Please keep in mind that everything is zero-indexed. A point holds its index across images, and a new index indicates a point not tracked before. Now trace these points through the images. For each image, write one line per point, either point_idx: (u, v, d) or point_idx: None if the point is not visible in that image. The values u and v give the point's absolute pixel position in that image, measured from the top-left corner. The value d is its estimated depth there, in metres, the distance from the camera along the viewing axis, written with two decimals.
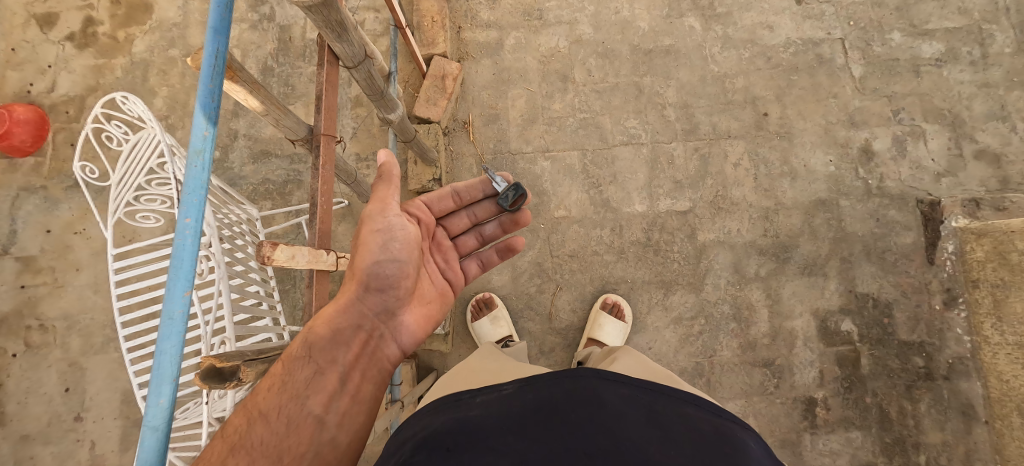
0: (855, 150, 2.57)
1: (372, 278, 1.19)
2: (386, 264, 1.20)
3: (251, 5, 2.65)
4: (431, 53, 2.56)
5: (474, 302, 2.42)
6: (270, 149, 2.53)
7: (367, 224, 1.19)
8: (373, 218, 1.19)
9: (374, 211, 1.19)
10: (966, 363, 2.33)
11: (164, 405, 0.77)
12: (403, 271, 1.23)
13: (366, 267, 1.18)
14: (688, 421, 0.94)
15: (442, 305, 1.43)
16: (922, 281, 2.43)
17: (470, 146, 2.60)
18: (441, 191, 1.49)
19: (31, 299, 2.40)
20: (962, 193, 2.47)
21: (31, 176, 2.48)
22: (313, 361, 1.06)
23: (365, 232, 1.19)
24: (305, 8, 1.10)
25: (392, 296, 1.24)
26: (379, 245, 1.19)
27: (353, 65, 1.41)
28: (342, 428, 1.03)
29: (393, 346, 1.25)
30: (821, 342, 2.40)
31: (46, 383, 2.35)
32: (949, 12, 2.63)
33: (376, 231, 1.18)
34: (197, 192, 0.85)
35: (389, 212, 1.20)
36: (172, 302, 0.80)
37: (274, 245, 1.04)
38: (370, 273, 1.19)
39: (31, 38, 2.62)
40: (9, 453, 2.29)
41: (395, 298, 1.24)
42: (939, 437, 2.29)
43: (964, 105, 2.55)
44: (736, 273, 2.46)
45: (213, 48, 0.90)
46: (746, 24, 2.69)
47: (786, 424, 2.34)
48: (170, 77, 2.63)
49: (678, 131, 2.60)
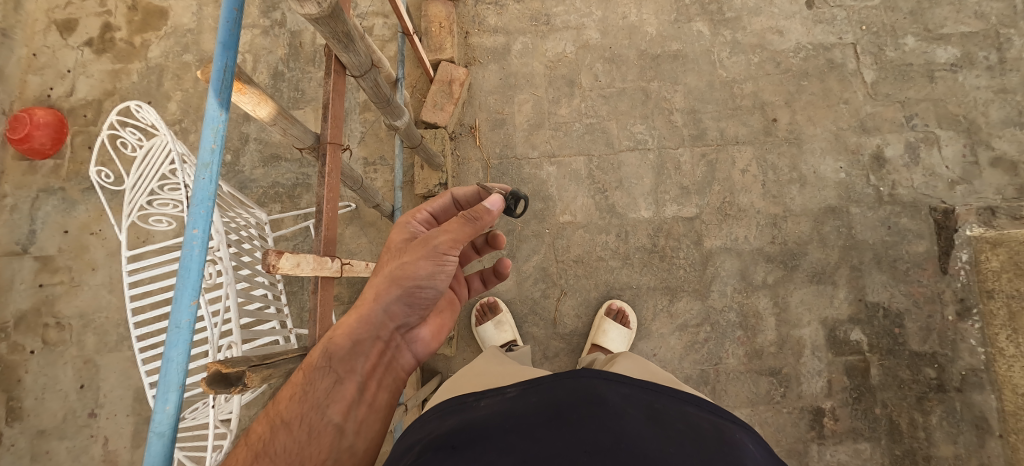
0: (866, 157, 2.53)
1: (409, 299, 1.13)
2: (428, 289, 1.14)
3: (263, 11, 2.69)
4: (438, 58, 2.58)
5: (479, 306, 2.43)
6: (280, 153, 2.57)
7: (427, 252, 1.12)
8: (438, 251, 1.13)
9: (443, 246, 1.12)
10: (979, 375, 2.28)
11: (170, 411, 0.78)
12: (439, 296, 1.18)
13: (405, 288, 1.11)
14: (689, 420, 0.95)
15: (453, 313, 1.38)
16: (935, 290, 2.38)
17: (477, 151, 2.62)
18: (442, 197, 1.41)
19: (48, 297, 2.47)
20: (977, 201, 2.42)
21: (50, 178, 2.56)
22: (333, 370, 1.03)
23: (421, 258, 1.12)
24: (313, 20, 1.11)
25: (415, 314, 1.17)
26: (429, 272, 1.13)
27: (360, 74, 1.42)
28: (360, 436, 1.02)
29: (407, 356, 1.19)
30: (829, 351, 2.37)
31: (63, 380, 2.41)
32: (965, 16, 2.59)
33: (432, 261, 1.12)
34: (204, 204, 0.87)
35: (451, 251, 1.14)
36: (180, 311, 0.81)
37: (279, 254, 1.08)
38: (409, 296, 1.12)
39: (51, 43, 2.69)
40: (27, 448, 2.35)
41: (416, 316, 1.18)
42: (951, 451, 2.24)
43: (979, 111, 2.50)
44: (743, 281, 2.44)
45: (222, 63, 0.91)
46: (756, 28, 2.67)
47: (792, 434, 2.31)
48: (184, 82, 2.68)
49: (686, 137, 2.58)
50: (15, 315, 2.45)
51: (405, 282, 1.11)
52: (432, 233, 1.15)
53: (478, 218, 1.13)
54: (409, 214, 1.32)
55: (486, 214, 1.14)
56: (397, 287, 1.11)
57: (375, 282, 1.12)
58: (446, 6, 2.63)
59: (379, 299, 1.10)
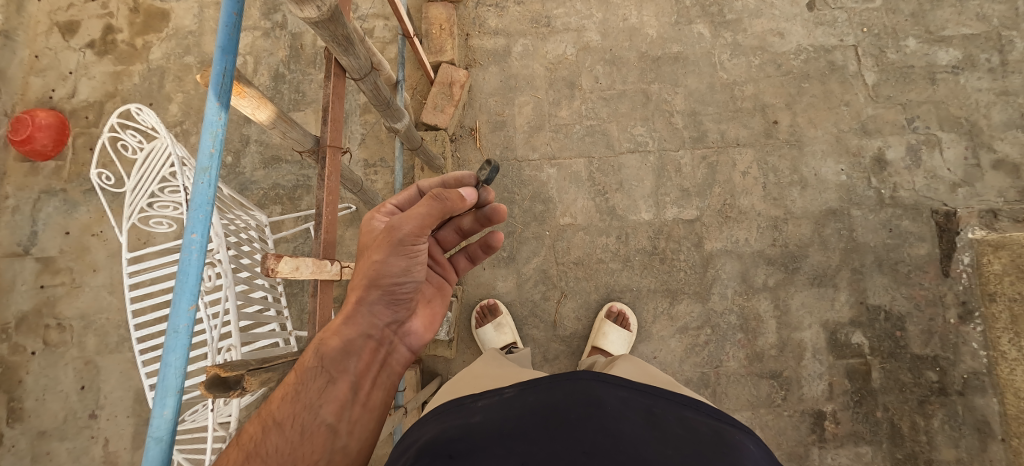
0: (867, 160, 2.52)
1: (391, 296, 1.11)
2: (408, 283, 1.12)
3: (264, 13, 2.70)
4: (439, 60, 2.58)
5: (479, 308, 2.43)
6: (281, 155, 2.57)
7: (394, 248, 1.07)
8: (405, 243, 1.08)
9: (409, 236, 1.08)
10: (981, 378, 2.28)
11: (168, 416, 0.78)
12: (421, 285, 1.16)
13: (385, 287, 1.09)
14: (687, 422, 0.95)
15: (443, 300, 1.35)
16: (937, 293, 2.37)
17: (477, 153, 2.62)
18: (407, 190, 1.31)
19: (49, 299, 2.47)
20: (979, 204, 2.41)
21: (52, 179, 2.56)
22: (326, 371, 1.02)
23: (389, 255, 1.08)
24: (312, 23, 1.11)
25: (403, 308, 1.16)
26: (403, 267, 1.09)
27: (360, 76, 1.42)
28: (354, 436, 1.02)
29: (402, 349, 1.19)
30: (831, 354, 2.36)
31: (63, 380, 2.41)
32: (966, 18, 2.58)
33: (400, 255, 1.08)
34: (202, 208, 0.87)
35: (418, 239, 1.10)
36: (177, 316, 0.81)
37: (278, 258, 1.07)
38: (390, 294, 1.10)
39: (53, 45, 2.70)
40: (27, 448, 2.36)
41: (406, 310, 1.16)
42: (953, 455, 2.23)
43: (981, 113, 2.50)
44: (743, 283, 2.44)
45: (221, 68, 0.91)
46: (757, 30, 2.66)
47: (793, 437, 2.30)
48: (185, 84, 2.69)
49: (686, 139, 2.58)
50: (16, 316, 2.45)
51: (381, 282, 1.08)
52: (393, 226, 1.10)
53: (446, 196, 1.11)
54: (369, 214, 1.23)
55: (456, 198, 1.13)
56: (376, 288, 1.08)
57: (353, 286, 1.09)
58: (446, 8, 2.63)
59: (362, 303, 1.08)
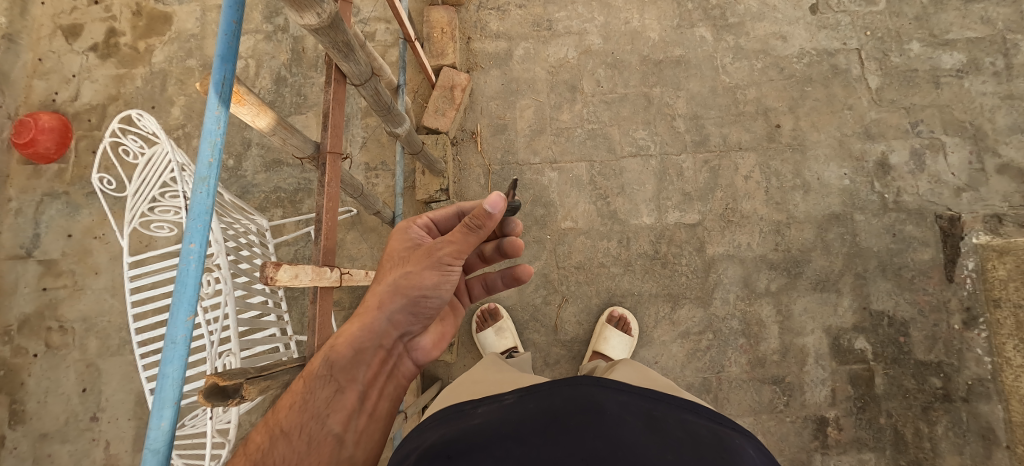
0: (870, 164, 2.51)
1: (413, 307, 1.11)
2: (433, 298, 1.12)
3: (266, 16, 2.71)
4: (440, 64, 2.58)
5: (479, 313, 2.42)
6: (282, 158, 2.57)
7: (433, 262, 1.09)
8: (442, 261, 1.09)
9: (448, 256, 1.09)
10: (986, 385, 2.25)
11: (165, 428, 0.79)
12: (443, 305, 1.16)
13: (411, 297, 1.09)
14: (687, 427, 0.94)
15: (455, 320, 1.36)
16: (942, 299, 2.36)
17: (478, 156, 2.62)
18: (447, 208, 1.33)
19: (52, 301, 2.48)
20: (984, 208, 2.40)
21: (54, 182, 2.57)
22: (335, 379, 1.01)
23: (425, 268, 1.09)
24: (312, 30, 1.11)
25: (421, 322, 1.16)
26: (434, 281, 1.10)
27: (360, 82, 1.41)
28: (360, 446, 1.00)
29: (409, 363, 1.18)
30: (832, 360, 2.34)
31: (65, 383, 2.42)
32: (971, 22, 2.56)
33: (434, 270, 1.09)
34: (201, 217, 0.87)
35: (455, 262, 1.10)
36: (175, 326, 0.81)
37: (278, 265, 1.06)
38: (414, 305, 1.10)
39: (57, 48, 2.71)
40: (29, 451, 2.36)
41: (422, 324, 1.17)
42: (957, 461, 2.21)
43: (985, 118, 2.48)
44: (745, 288, 2.42)
45: (220, 76, 0.90)
46: (759, 34, 2.65)
47: (795, 444, 2.29)
48: (187, 87, 2.69)
49: (688, 143, 2.57)
50: (18, 318, 2.46)
51: (409, 291, 1.09)
52: (437, 241, 1.11)
53: (480, 226, 1.01)
54: (405, 224, 1.27)
55: (487, 221, 1.00)
56: (402, 296, 1.09)
57: (378, 290, 1.10)
58: (448, 11, 2.63)
59: (384, 309, 1.08)
